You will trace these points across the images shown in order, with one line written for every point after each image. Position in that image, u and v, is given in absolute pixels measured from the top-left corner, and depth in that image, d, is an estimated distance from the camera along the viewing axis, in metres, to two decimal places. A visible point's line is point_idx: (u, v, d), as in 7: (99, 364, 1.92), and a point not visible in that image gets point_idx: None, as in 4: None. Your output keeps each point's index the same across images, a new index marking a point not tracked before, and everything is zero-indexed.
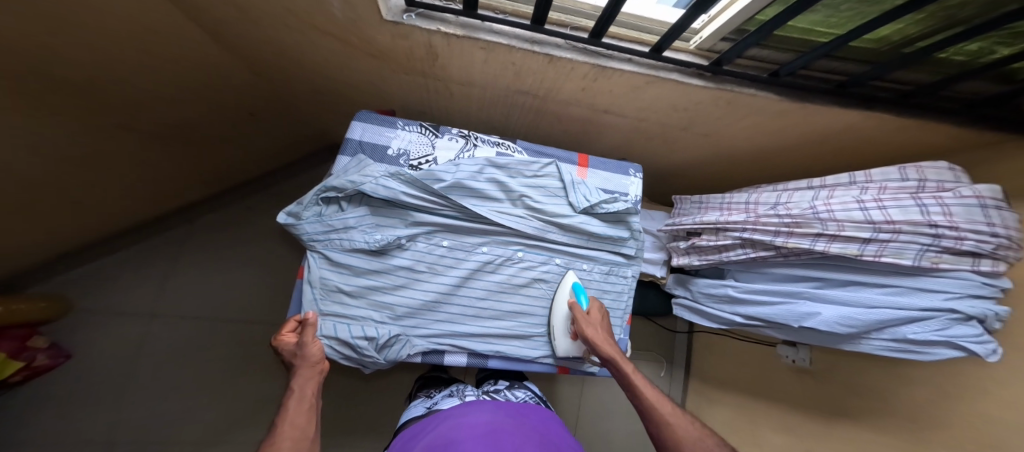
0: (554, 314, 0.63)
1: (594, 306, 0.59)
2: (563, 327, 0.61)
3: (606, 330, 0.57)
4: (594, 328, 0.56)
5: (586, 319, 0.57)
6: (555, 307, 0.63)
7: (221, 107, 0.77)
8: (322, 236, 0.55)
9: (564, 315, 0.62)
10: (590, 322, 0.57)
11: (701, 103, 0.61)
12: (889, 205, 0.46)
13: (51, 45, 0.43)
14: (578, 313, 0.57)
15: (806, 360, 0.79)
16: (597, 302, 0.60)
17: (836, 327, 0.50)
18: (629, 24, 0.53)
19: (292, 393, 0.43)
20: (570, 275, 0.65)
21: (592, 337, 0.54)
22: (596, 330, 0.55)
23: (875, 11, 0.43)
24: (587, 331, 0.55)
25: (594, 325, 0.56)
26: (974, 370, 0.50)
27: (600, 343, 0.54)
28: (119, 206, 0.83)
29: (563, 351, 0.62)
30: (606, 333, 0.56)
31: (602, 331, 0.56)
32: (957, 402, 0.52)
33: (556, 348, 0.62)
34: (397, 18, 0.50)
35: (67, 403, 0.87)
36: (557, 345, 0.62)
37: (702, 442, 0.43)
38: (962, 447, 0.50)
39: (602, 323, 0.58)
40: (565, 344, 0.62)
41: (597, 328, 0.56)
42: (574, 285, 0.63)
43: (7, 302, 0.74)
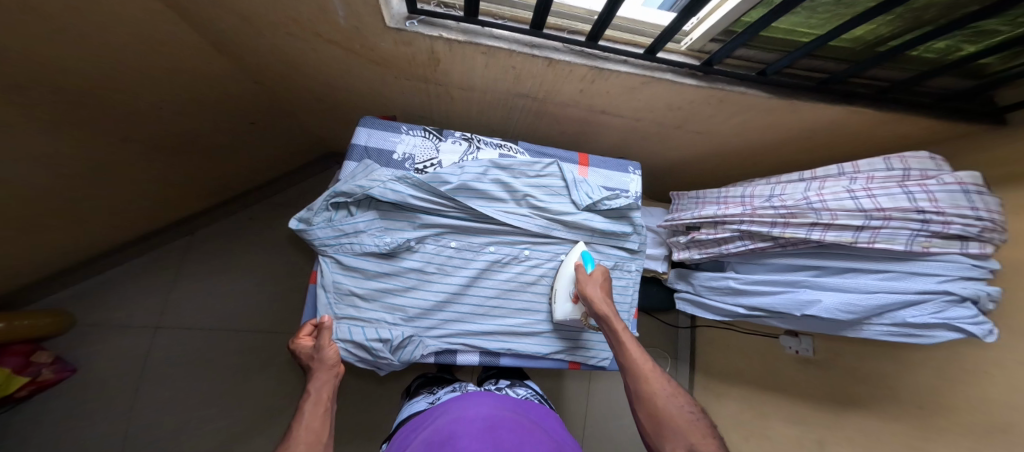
0: (562, 276, 0.63)
1: (599, 270, 0.59)
2: (566, 289, 0.61)
3: (606, 291, 0.56)
4: (595, 287, 0.56)
5: (588, 279, 0.57)
6: (564, 269, 0.63)
7: (222, 115, 0.77)
8: (333, 241, 0.56)
9: (570, 277, 0.62)
10: (592, 281, 0.57)
11: (694, 102, 0.63)
12: (877, 194, 0.48)
13: (53, 55, 0.43)
14: (582, 273, 0.58)
15: (809, 349, 0.82)
16: (603, 267, 0.60)
17: (837, 313, 0.52)
18: (625, 27, 0.55)
19: (308, 396, 0.44)
20: (582, 243, 0.65)
21: (590, 295, 0.54)
22: (595, 289, 0.55)
23: (850, 12, 0.46)
24: (586, 289, 0.55)
25: (594, 284, 0.56)
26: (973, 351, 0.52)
27: (596, 301, 0.53)
28: (121, 217, 0.83)
29: (561, 314, 0.61)
30: (606, 294, 0.56)
31: (602, 291, 0.56)
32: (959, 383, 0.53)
33: (555, 311, 0.63)
34: (400, 25, 0.52)
35: (70, 418, 0.86)
36: (558, 307, 0.62)
37: (674, 400, 0.42)
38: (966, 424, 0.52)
39: (603, 285, 0.57)
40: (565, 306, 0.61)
41: (597, 287, 0.56)
42: (584, 252, 0.63)
43: (10, 317, 0.73)
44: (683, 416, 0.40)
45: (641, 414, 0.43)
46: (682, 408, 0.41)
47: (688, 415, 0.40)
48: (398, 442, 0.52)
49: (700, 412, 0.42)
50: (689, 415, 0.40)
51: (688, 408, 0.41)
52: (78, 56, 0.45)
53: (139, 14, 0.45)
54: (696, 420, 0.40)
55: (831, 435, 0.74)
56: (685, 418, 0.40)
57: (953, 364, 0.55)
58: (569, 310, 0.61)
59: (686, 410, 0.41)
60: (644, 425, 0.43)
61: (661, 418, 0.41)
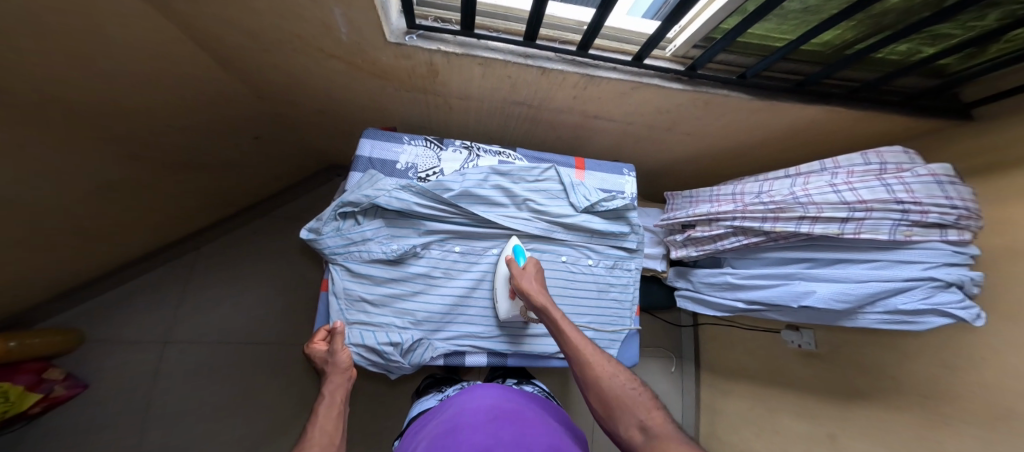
0: (498, 277, 0.64)
1: (531, 262, 0.61)
2: (503, 288, 0.62)
3: (540, 283, 0.58)
4: (529, 281, 0.57)
5: (521, 273, 0.58)
6: (498, 269, 0.64)
7: (227, 133, 0.80)
8: (342, 249, 0.58)
9: (505, 275, 0.63)
10: (526, 275, 0.58)
11: (681, 105, 0.66)
12: (859, 187, 0.51)
13: (69, 77, 0.45)
14: (514, 268, 0.59)
15: (811, 343, 0.83)
16: (535, 260, 0.62)
17: (832, 303, 0.54)
18: (612, 36, 0.58)
19: (323, 399, 0.45)
20: (513, 238, 0.66)
21: (526, 289, 0.56)
22: (529, 281, 0.57)
23: (816, 19, 0.49)
24: (521, 283, 0.57)
25: (528, 278, 0.58)
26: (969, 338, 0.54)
27: (532, 295, 0.55)
28: (130, 233, 0.85)
29: (503, 312, 0.62)
30: (540, 286, 0.58)
31: (536, 284, 0.58)
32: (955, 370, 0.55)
33: (499, 311, 0.63)
34: (400, 39, 0.55)
35: (77, 435, 0.86)
36: (500, 307, 0.63)
37: (615, 379, 0.44)
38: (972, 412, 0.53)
39: (537, 278, 0.59)
40: (506, 305, 0.62)
41: (530, 280, 0.57)
42: (517, 247, 0.64)
43: (24, 336, 0.75)
44: (628, 393, 0.43)
45: (594, 400, 0.44)
46: (625, 386, 0.43)
47: (629, 391, 0.43)
48: (403, 439, 0.54)
49: (640, 386, 0.44)
50: (632, 392, 0.43)
51: (629, 385, 0.44)
52: (94, 76, 0.48)
53: (151, 34, 0.48)
54: (638, 394, 0.42)
55: (840, 427, 0.75)
56: (629, 395, 0.42)
57: (949, 348, 0.57)
58: (509, 307, 0.62)
59: (628, 386, 0.44)
60: (597, 409, 0.44)
61: (610, 397, 0.42)
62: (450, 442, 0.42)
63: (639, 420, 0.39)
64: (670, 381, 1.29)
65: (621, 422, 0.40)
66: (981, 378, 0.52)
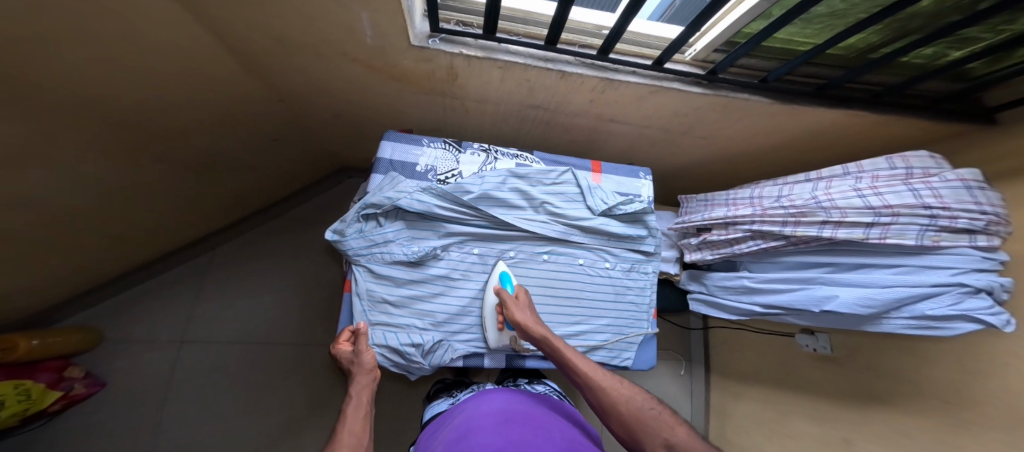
0: (485, 306, 0.63)
1: (520, 290, 0.61)
2: (492, 316, 0.61)
3: (533, 311, 0.58)
4: (522, 310, 0.57)
5: (514, 302, 0.58)
6: (486, 298, 0.63)
7: (245, 136, 0.80)
8: (365, 251, 0.58)
9: (493, 303, 0.62)
10: (519, 304, 0.58)
11: (699, 108, 0.66)
12: (884, 192, 0.51)
13: (106, 80, 0.46)
14: (505, 299, 0.58)
15: (827, 347, 0.83)
16: (523, 287, 0.62)
17: (856, 308, 0.54)
18: (632, 41, 0.58)
19: (351, 400, 0.46)
20: (501, 263, 0.65)
21: (521, 320, 0.55)
22: (522, 312, 0.57)
23: (841, 24, 0.49)
24: (515, 314, 0.56)
25: (521, 307, 0.57)
26: (994, 344, 0.54)
27: (529, 326, 0.55)
28: (150, 234, 0.85)
29: (493, 341, 0.62)
30: (533, 315, 0.58)
31: (529, 313, 0.58)
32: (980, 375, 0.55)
33: (488, 340, 0.63)
34: (423, 43, 0.55)
35: (91, 435, 0.86)
36: (489, 336, 0.62)
37: (631, 399, 0.45)
38: (999, 419, 0.52)
39: (528, 307, 0.59)
40: (495, 335, 0.62)
41: (523, 310, 0.57)
42: (503, 273, 0.64)
43: (44, 334, 0.76)
44: (646, 412, 0.43)
45: (614, 425, 0.44)
46: (642, 406, 0.44)
47: (647, 410, 0.43)
48: (419, 445, 0.53)
49: (656, 403, 0.45)
50: (650, 410, 0.43)
51: (645, 403, 0.44)
52: (127, 79, 0.48)
53: (184, 39, 0.49)
54: (655, 411, 0.43)
55: (859, 433, 0.74)
56: (648, 414, 0.42)
57: (973, 352, 0.57)
58: (498, 336, 0.62)
59: (644, 405, 0.44)
60: (619, 433, 0.44)
61: (630, 421, 0.42)
62: (465, 445, 0.42)
63: (666, 439, 0.40)
64: (679, 384, 1.28)
65: (648, 445, 0.40)
66: (1006, 383, 0.52)
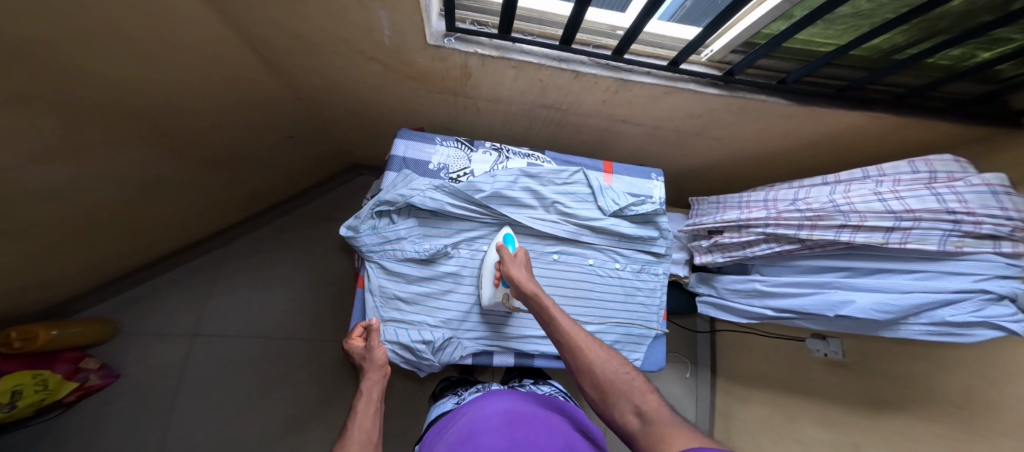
0: (485, 263, 0.62)
1: (520, 250, 0.60)
2: (488, 273, 0.60)
3: (529, 271, 0.58)
4: (519, 268, 0.56)
5: (511, 260, 0.57)
6: (487, 255, 0.63)
7: (261, 133, 0.81)
8: (378, 247, 0.58)
9: (493, 261, 0.61)
10: (516, 262, 0.57)
11: (714, 110, 0.65)
12: (906, 196, 0.50)
13: (132, 76, 0.47)
14: (504, 254, 0.58)
15: (838, 352, 0.82)
16: (524, 248, 0.61)
17: (873, 313, 0.53)
18: (647, 41, 0.58)
19: (361, 396, 0.46)
20: (507, 227, 0.65)
21: (516, 276, 0.55)
22: (518, 270, 0.56)
23: (866, 24, 0.49)
24: (511, 270, 0.55)
25: (518, 265, 0.57)
26: (1016, 352, 0.53)
27: (523, 282, 0.54)
28: (166, 229, 0.87)
29: (486, 299, 0.60)
30: (529, 274, 0.57)
31: (525, 272, 0.57)
32: (1000, 384, 0.54)
33: (482, 297, 0.61)
34: (438, 42, 0.56)
35: (103, 426, 0.87)
36: (484, 292, 0.61)
37: (610, 364, 0.43)
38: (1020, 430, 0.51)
39: (525, 266, 0.58)
40: (489, 291, 0.60)
41: (519, 267, 0.56)
42: (507, 235, 0.63)
43: (62, 325, 0.78)
44: (622, 379, 0.41)
45: (589, 388, 0.43)
46: (619, 372, 0.42)
47: (623, 376, 0.41)
48: (424, 446, 0.53)
49: (633, 370, 0.43)
50: (627, 377, 0.41)
51: (624, 370, 0.42)
52: (151, 77, 0.49)
53: (209, 37, 0.49)
54: (631, 379, 0.41)
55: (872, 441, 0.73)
56: (624, 381, 0.40)
57: (993, 360, 0.55)
58: (492, 293, 0.60)
59: (622, 372, 0.42)
60: (592, 396, 0.42)
61: (606, 385, 0.41)
62: (469, 447, 0.42)
63: (635, 405, 0.37)
64: (685, 387, 1.27)
65: (617, 409, 0.39)
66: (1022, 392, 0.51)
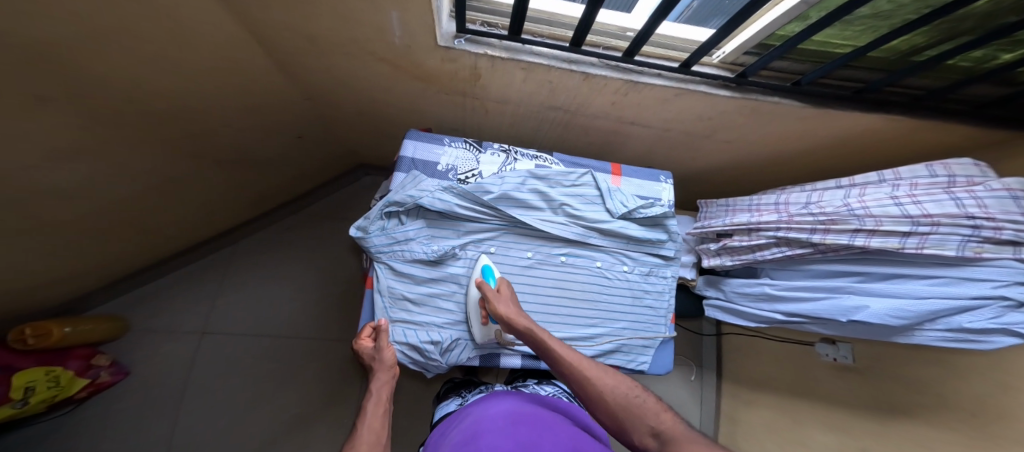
0: (469, 301, 0.60)
1: (502, 282, 0.59)
2: (476, 311, 0.59)
3: (516, 304, 0.56)
4: (505, 304, 0.55)
5: (496, 296, 0.56)
6: (469, 292, 0.61)
7: (271, 133, 0.81)
8: (387, 248, 0.58)
9: (476, 298, 0.60)
10: (501, 298, 0.56)
11: (725, 112, 0.65)
12: (923, 200, 0.49)
13: (148, 77, 0.48)
14: (487, 292, 0.56)
15: (848, 357, 0.81)
16: (505, 279, 0.60)
17: (887, 319, 0.52)
18: (658, 43, 0.58)
19: (370, 397, 0.46)
20: (484, 257, 0.63)
21: (504, 313, 0.53)
22: (505, 305, 0.55)
23: (885, 25, 0.48)
24: (497, 308, 0.54)
25: (504, 301, 0.55)
26: None
27: (513, 319, 0.53)
28: (176, 228, 0.88)
29: (479, 336, 0.60)
30: (517, 308, 0.56)
31: (513, 306, 0.56)
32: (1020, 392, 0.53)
33: (474, 335, 0.60)
34: (449, 43, 0.56)
35: (113, 422, 0.88)
36: (474, 330, 0.60)
37: (618, 387, 0.42)
38: None
39: (511, 299, 0.57)
40: (480, 329, 0.60)
41: (506, 303, 0.55)
42: (485, 267, 0.62)
43: (75, 322, 0.79)
44: (633, 401, 0.40)
45: (603, 416, 0.42)
46: (628, 394, 0.41)
47: (633, 399, 0.40)
48: (428, 446, 0.53)
49: (641, 389, 0.42)
50: (637, 398, 0.40)
51: (632, 392, 0.41)
52: (165, 77, 0.49)
53: (223, 39, 0.50)
54: (641, 399, 0.40)
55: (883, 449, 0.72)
56: (634, 403, 0.40)
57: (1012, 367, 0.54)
58: (483, 331, 0.59)
59: (631, 394, 0.41)
60: (608, 423, 0.42)
61: (618, 411, 0.40)
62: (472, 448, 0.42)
63: (651, 426, 0.37)
64: (690, 390, 1.26)
65: (634, 433, 0.38)
66: None
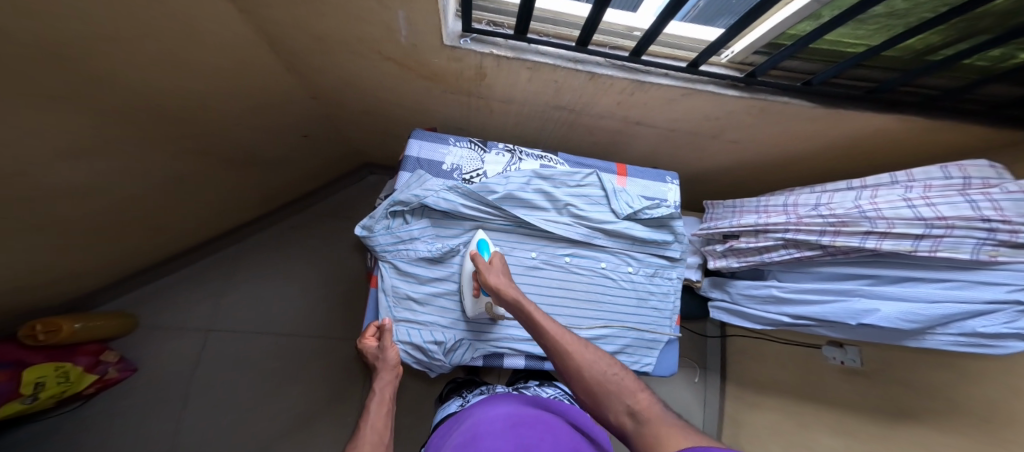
0: (463, 274, 0.60)
1: (496, 256, 0.58)
2: (468, 284, 0.59)
3: (507, 277, 0.55)
4: (496, 275, 0.54)
5: (487, 268, 0.55)
6: (464, 265, 0.61)
7: (278, 132, 0.82)
8: (391, 247, 0.58)
9: (470, 271, 0.59)
10: (492, 270, 0.55)
11: (733, 112, 0.64)
12: (938, 202, 0.48)
13: (156, 77, 0.48)
14: (478, 262, 0.55)
15: (856, 360, 0.80)
16: (499, 252, 0.59)
17: (898, 322, 0.51)
18: (665, 43, 0.57)
19: (374, 396, 0.47)
20: (480, 232, 0.63)
21: (494, 284, 0.52)
22: (495, 276, 0.53)
23: (900, 24, 0.47)
24: (488, 278, 0.53)
25: (495, 272, 0.54)
26: None
27: (502, 290, 0.52)
28: (183, 226, 0.88)
29: (470, 311, 0.59)
30: (508, 280, 0.54)
31: (503, 278, 0.55)
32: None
33: (465, 309, 0.60)
34: (454, 43, 0.55)
35: (120, 417, 0.89)
36: (466, 304, 0.59)
37: (598, 363, 0.40)
38: None
39: (503, 272, 0.56)
40: (472, 302, 0.59)
41: (496, 274, 0.54)
42: (481, 241, 0.61)
43: (84, 318, 0.80)
44: (612, 378, 0.38)
45: (580, 391, 0.40)
46: (607, 371, 0.39)
47: (611, 376, 0.38)
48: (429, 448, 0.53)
49: (623, 368, 0.40)
50: (617, 376, 0.38)
51: (612, 370, 0.39)
52: (172, 77, 0.50)
53: (231, 39, 0.50)
54: (621, 378, 0.38)
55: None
56: (612, 380, 0.38)
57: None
58: (474, 304, 0.58)
59: (610, 371, 0.39)
60: (585, 399, 0.40)
61: (595, 387, 0.38)
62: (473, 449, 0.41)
63: (627, 405, 0.35)
64: (693, 391, 1.25)
65: (609, 410, 0.36)
66: None
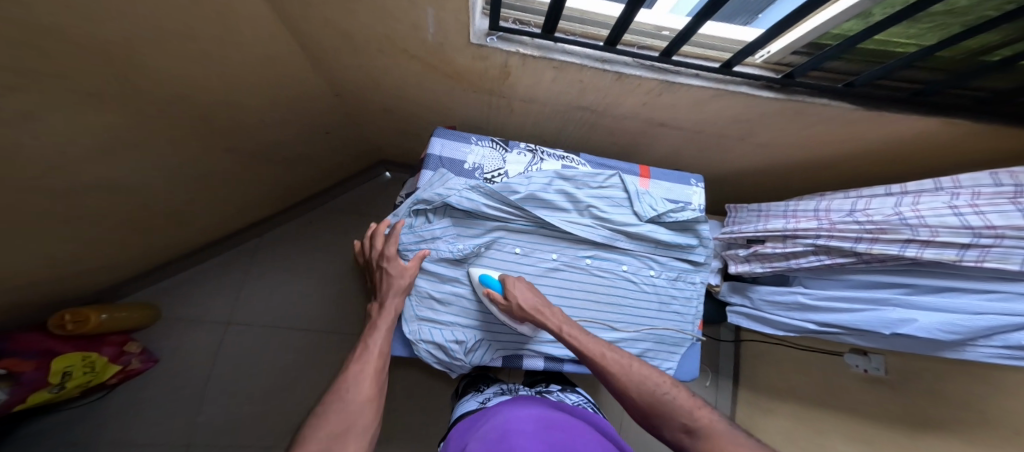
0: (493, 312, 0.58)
1: (510, 284, 0.55)
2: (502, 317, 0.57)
3: (538, 301, 0.54)
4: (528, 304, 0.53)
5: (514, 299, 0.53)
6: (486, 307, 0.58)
7: (299, 130, 0.82)
8: (413, 246, 0.58)
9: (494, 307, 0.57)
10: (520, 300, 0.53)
11: (764, 114, 0.62)
12: (986, 210, 0.45)
13: (192, 74, 0.48)
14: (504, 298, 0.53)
15: (880, 369, 0.77)
16: (512, 278, 0.55)
17: (936, 333, 0.49)
18: (696, 43, 0.56)
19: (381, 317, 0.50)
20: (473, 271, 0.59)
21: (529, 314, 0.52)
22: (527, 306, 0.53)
23: (956, 24, 0.45)
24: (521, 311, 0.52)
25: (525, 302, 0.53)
26: None
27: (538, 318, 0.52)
28: (204, 222, 0.89)
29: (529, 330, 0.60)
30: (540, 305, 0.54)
31: (536, 304, 0.54)
32: None
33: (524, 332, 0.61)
34: (481, 41, 0.55)
35: (140, 408, 0.91)
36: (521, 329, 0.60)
37: (650, 383, 0.43)
38: None
39: (531, 297, 0.54)
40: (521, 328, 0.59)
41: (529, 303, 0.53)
42: (485, 278, 0.57)
43: (109, 310, 0.81)
44: (665, 398, 0.42)
45: (634, 410, 0.44)
46: (658, 390, 0.42)
47: (664, 396, 0.42)
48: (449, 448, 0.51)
49: (671, 382, 0.44)
50: (669, 396, 0.42)
51: (663, 388, 0.43)
52: (206, 72, 0.50)
53: (264, 37, 0.50)
54: (673, 396, 0.42)
55: None
56: (667, 402, 0.41)
57: None
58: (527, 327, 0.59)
59: (662, 391, 0.42)
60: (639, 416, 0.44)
61: (651, 410, 0.42)
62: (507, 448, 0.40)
63: (684, 424, 0.39)
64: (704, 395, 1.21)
65: (667, 428, 0.40)
66: None
